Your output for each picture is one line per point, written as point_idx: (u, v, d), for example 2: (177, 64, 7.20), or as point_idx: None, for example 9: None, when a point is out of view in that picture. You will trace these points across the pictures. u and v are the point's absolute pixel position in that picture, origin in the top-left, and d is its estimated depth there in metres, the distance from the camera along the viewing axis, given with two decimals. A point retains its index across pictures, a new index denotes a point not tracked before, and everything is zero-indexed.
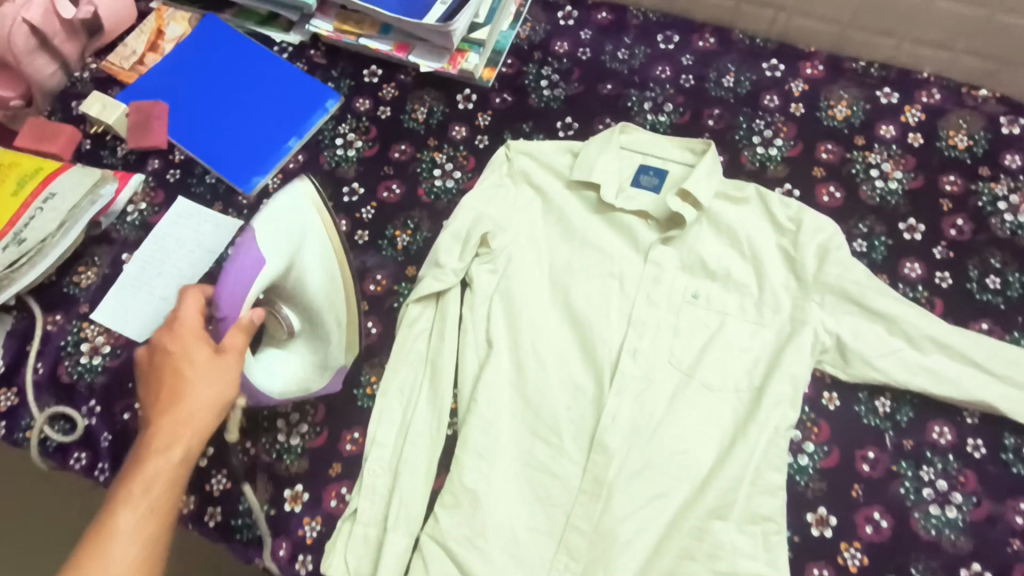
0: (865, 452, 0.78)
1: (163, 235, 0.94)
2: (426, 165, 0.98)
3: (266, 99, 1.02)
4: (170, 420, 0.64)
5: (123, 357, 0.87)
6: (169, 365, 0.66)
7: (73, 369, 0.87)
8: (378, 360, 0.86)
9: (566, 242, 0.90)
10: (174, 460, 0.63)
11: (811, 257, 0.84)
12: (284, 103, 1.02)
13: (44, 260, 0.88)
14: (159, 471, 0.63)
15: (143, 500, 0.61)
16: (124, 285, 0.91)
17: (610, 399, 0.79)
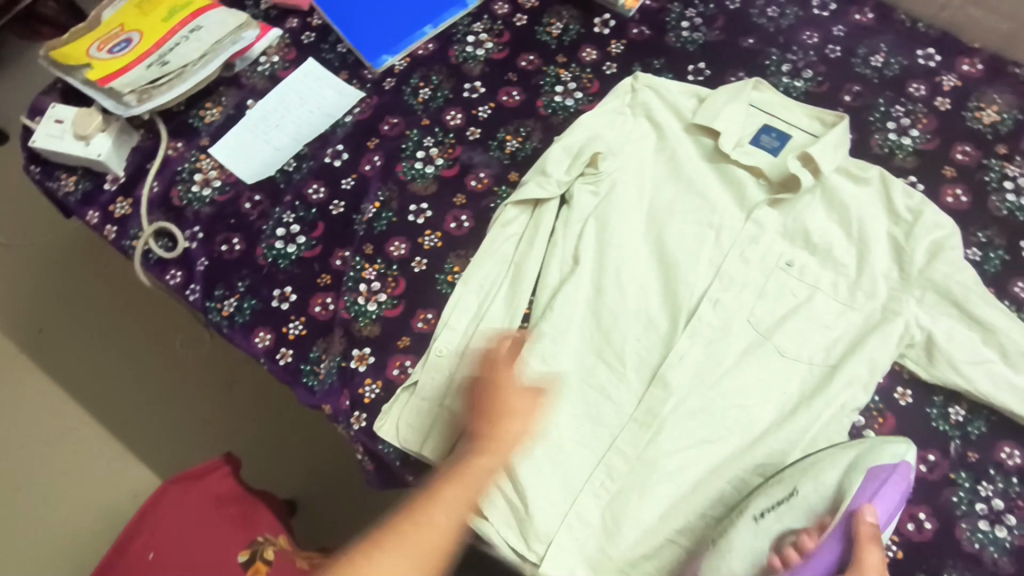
0: (925, 453, 0.76)
1: (287, 91, 0.98)
2: (550, 80, 0.98)
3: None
4: (489, 458, 0.69)
5: (231, 194, 0.92)
6: (490, 410, 0.72)
7: (184, 194, 0.92)
8: (464, 251, 0.88)
9: (671, 183, 0.89)
10: (466, 492, 0.67)
11: (921, 252, 0.81)
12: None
13: (181, 85, 0.93)
14: (450, 504, 0.66)
15: (449, 510, 0.66)
16: (243, 129, 0.96)
17: (682, 340, 0.80)
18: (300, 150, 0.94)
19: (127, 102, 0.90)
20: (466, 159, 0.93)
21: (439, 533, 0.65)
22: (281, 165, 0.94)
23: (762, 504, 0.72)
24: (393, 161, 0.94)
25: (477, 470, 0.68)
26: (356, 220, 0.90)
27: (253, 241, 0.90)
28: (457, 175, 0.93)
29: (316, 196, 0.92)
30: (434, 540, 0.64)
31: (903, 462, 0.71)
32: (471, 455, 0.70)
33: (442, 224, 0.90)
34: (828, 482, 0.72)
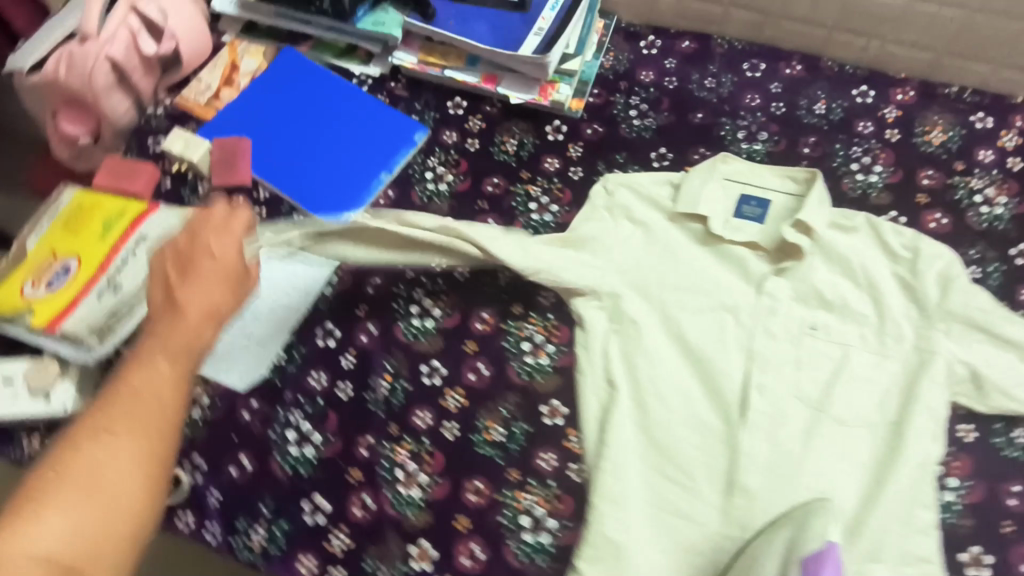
0: (1011, 486, 0.76)
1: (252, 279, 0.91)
2: (522, 200, 0.95)
3: (351, 135, 1.00)
4: (205, 329, 0.66)
5: (224, 408, 0.84)
6: (185, 273, 0.68)
7: None
8: (494, 403, 0.83)
9: (675, 276, 0.88)
10: (179, 370, 0.62)
11: (933, 285, 0.83)
12: (368, 138, 1.00)
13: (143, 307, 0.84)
14: (137, 399, 0.58)
15: (146, 421, 0.58)
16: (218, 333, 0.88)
17: (744, 440, 0.77)
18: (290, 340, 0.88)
19: (91, 346, 0.80)
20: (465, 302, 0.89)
21: (153, 407, 0.59)
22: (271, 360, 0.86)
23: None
24: (389, 324, 0.88)
25: (152, 396, 0.59)
26: (370, 400, 0.83)
27: (264, 455, 0.81)
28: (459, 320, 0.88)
29: (318, 385, 0.85)
30: (116, 457, 0.55)
31: (829, 545, 0.65)
32: (156, 333, 0.64)
33: (461, 379, 0.85)
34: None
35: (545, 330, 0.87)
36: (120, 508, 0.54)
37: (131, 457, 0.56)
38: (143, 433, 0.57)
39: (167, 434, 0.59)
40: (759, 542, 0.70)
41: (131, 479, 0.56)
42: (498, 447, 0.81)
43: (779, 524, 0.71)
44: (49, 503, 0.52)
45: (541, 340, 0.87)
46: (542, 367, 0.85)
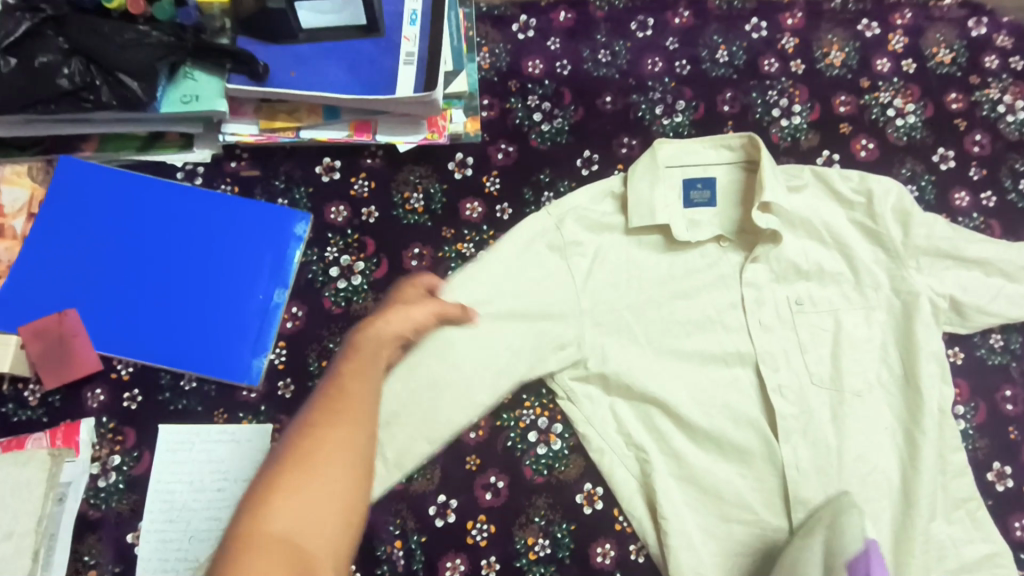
0: (1003, 392, 0.80)
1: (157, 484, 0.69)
2: (457, 263, 0.80)
3: (215, 253, 0.77)
4: (387, 349, 0.58)
5: None
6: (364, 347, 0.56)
7: None
8: (525, 515, 0.73)
9: (655, 299, 0.79)
10: (357, 420, 0.48)
11: (894, 224, 0.82)
12: (237, 251, 0.77)
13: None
14: (354, 392, 0.50)
15: (341, 452, 0.46)
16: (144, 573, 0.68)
17: (785, 451, 0.74)
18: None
19: None
20: (441, 415, 0.72)
21: (352, 421, 0.48)
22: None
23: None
24: None
25: (348, 401, 0.49)
26: (387, 574, 0.71)
27: None
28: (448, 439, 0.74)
29: None
30: (334, 465, 0.45)
31: (870, 542, 0.65)
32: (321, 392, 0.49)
33: (477, 502, 0.73)
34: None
35: (544, 411, 0.76)
36: (328, 528, 0.44)
37: (368, 454, 0.48)
38: (363, 432, 0.48)
39: (373, 421, 0.49)
40: (791, 551, 0.69)
41: (337, 508, 0.45)
42: (548, 561, 0.72)
43: (812, 531, 0.69)
44: (309, 475, 0.45)
45: (546, 423, 0.76)
46: (557, 453, 0.75)
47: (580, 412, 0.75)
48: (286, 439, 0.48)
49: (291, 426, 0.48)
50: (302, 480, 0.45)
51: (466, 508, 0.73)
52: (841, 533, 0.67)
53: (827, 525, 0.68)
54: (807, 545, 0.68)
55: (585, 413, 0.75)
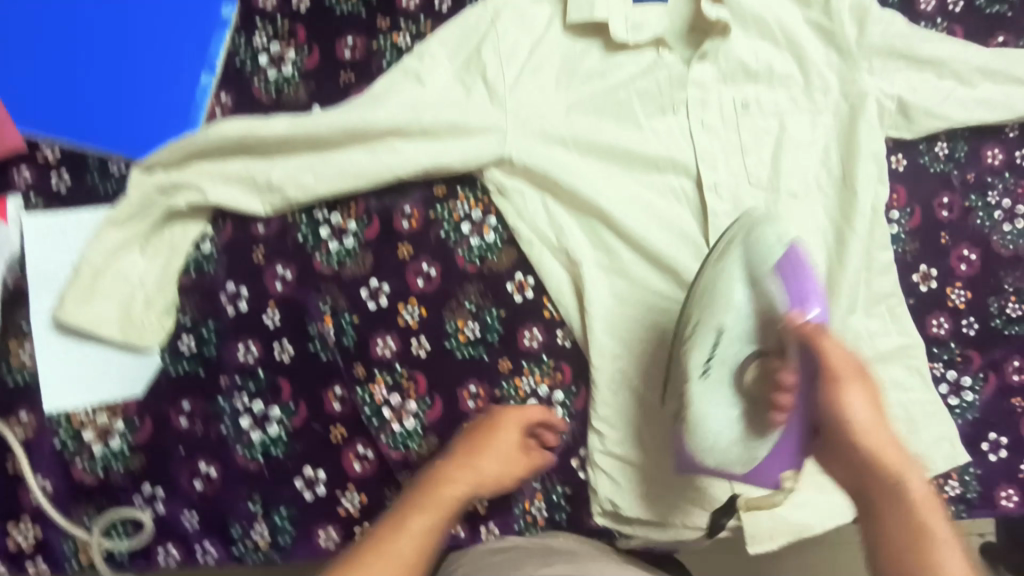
0: (940, 199, 0.81)
1: (99, 266, 0.68)
2: (391, 56, 0.77)
3: (130, 33, 0.74)
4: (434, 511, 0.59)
5: (150, 425, 0.69)
6: (473, 448, 0.66)
7: (91, 465, 0.68)
8: (456, 301, 0.74)
9: (593, 98, 0.77)
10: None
11: (850, 22, 0.78)
12: (155, 32, 0.74)
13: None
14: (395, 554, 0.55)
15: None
16: (82, 343, 0.69)
17: (715, 247, 0.75)
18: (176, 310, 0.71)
19: None
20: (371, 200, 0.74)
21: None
22: (161, 352, 0.70)
23: (701, 356, 0.65)
24: (303, 260, 0.73)
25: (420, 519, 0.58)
26: (319, 349, 0.72)
27: (225, 454, 0.70)
28: (381, 228, 0.74)
29: (250, 358, 0.71)
30: None
31: (791, 246, 0.65)
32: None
33: (409, 288, 0.74)
34: (740, 306, 0.64)
35: (479, 205, 0.76)
36: None
37: None
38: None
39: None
40: (710, 271, 0.68)
41: None
42: (479, 344, 0.74)
43: (727, 250, 0.67)
44: None
45: (480, 216, 0.75)
46: (492, 245, 0.75)
47: (512, 206, 0.75)
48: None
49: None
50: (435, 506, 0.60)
51: (398, 293, 0.74)
52: (756, 244, 0.65)
53: (743, 237, 0.66)
54: (726, 264, 0.66)
55: (519, 208, 0.75)
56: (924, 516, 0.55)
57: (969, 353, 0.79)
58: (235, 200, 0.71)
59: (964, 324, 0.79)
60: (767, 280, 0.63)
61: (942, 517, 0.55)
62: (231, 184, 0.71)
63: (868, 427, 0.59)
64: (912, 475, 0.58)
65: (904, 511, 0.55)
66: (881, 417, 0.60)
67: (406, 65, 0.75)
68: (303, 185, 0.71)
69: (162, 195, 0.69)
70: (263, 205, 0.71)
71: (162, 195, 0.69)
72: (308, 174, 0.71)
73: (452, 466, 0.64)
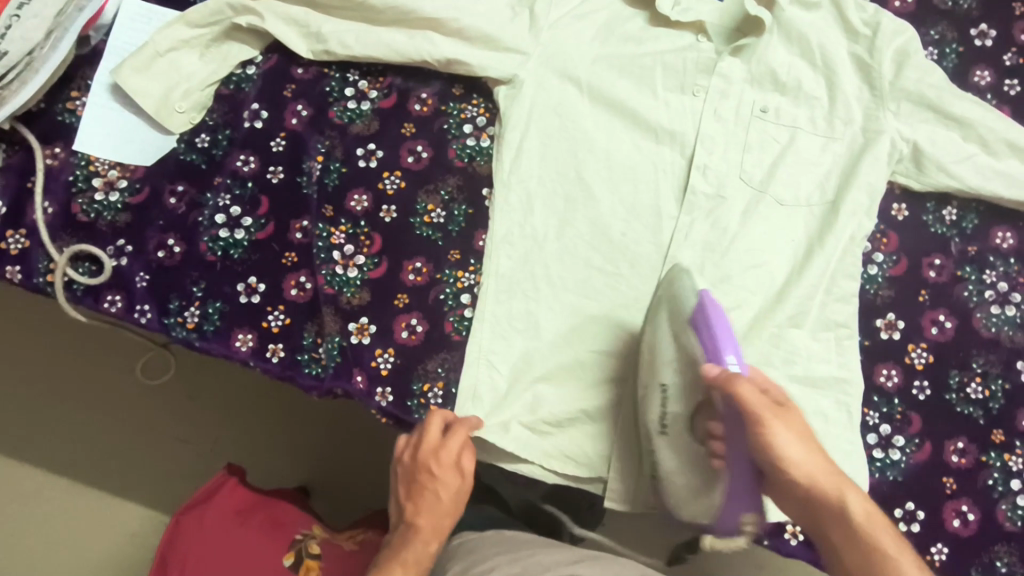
0: (931, 259, 0.79)
1: (161, 50, 0.82)
2: None
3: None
4: None
5: (147, 193, 0.81)
6: (417, 502, 0.68)
7: (88, 207, 0.81)
8: (433, 186, 0.81)
9: (619, 57, 0.82)
10: None
11: (888, 63, 0.80)
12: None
13: (34, 78, 0.79)
14: None
15: None
16: (126, 108, 0.84)
17: (682, 220, 0.77)
18: (206, 112, 0.85)
19: None
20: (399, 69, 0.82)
21: None
22: (179, 140, 0.84)
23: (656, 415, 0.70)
24: (321, 107, 0.84)
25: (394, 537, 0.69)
26: (303, 183, 0.82)
27: (191, 237, 0.80)
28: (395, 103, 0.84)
29: (247, 168, 0.83)
30: None
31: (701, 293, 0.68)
32: None
33: (398, 161, 0.82)
34: (668, 359, 0.69)
35: (486, 113, 0.83)
36: None
37: None
38: None
39: None
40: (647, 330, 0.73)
41: None
42: (437, 229, 0.79)
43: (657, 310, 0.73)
44: None
45: (483, 123, 0.82)
46: (483, 151, 0.81)
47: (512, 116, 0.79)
48: None
49: None
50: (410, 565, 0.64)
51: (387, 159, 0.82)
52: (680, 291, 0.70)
53: (667, 295, 0.72)
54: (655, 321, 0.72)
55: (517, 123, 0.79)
56: (846, 496, 0.59)
57: (911, 416, 0.75)
58: (285, 36, 0.83)
59: (915, 387, 0.75)
60: (688, 330, 0.67)
61: (857, 494, 0.59)
62: (287, 24, 0.83)
63: (792, 443, 0.59)
64: (829, 478, 0.60)
65: (834, 509, 0.59)
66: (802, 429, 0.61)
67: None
68: (343, 43, 0.81)
69: (232, 11, 0.83)
70: (306, 49, 0.84)
71: (232, 11, 0.82)
72: (349, 35, 0.81)
73: (411, 529, 0.67)
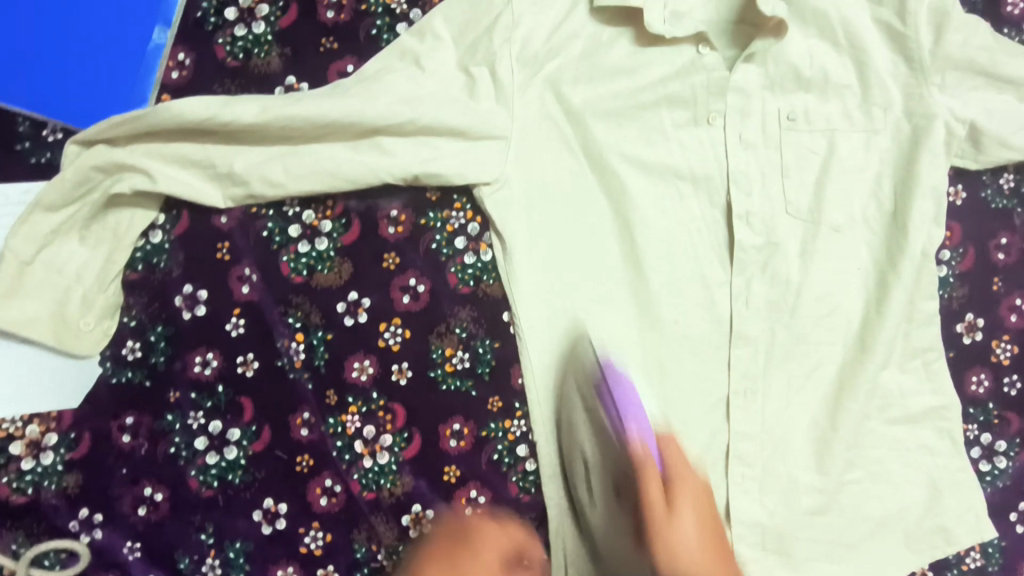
0: (998, 240, 0.71)
1: (26, 257, 0.57)
2: (381, 21, 0.65)
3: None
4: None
5: (90, 440, 0.61)
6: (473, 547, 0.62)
7: (20, 483, 0.60)
8: (445, 325, 0.65)
9: (613, 103, 0.66)
10: None
11: (927, 28, 0.66)
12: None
13: None
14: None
15: None
16: (7, 342, 0.59)
17: (737, 283, 0.66)
18: (121, 310, 0.62)
19: None
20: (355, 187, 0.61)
21: None
22: (103, 359, 0.61)
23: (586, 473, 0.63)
24: (270, 262, 0.63)
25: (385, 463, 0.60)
26: (286, 369, 0.63)
27: (171, 478, 0.61)
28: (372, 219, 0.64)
29: (208, 372, 0.62)
30: None
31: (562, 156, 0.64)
32: None
33: (392, 305, 0.65)
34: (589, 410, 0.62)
35: (477, 217, 0.66)
36: None
37: None
38: None
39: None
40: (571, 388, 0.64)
41: None
42: (466, 376, 0.65)
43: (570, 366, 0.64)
44: None
45: (477, 230, 0.66)
46: (487, 265, 0.66)
47: (562, 231, 0.64)
48: None
49: None
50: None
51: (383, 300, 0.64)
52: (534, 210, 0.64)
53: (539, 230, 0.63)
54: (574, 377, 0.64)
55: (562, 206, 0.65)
56: None
57: (1007, 415, 0.71)
58: (188, 187, 0.59)
59: (1006, 384, 0.71)
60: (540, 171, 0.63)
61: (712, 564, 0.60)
62: (184, 168, 0.59)
63: None
64: None
65: None
66: (693, 514, 0.60)
67: (405, 45, 0.63)
68: (271, 180, 0.60)
69: (103, 174, 0.58)
70: (222, 197, 0.60)
71: (102, 174, 0.58)
72: (277, 168, 0.60)
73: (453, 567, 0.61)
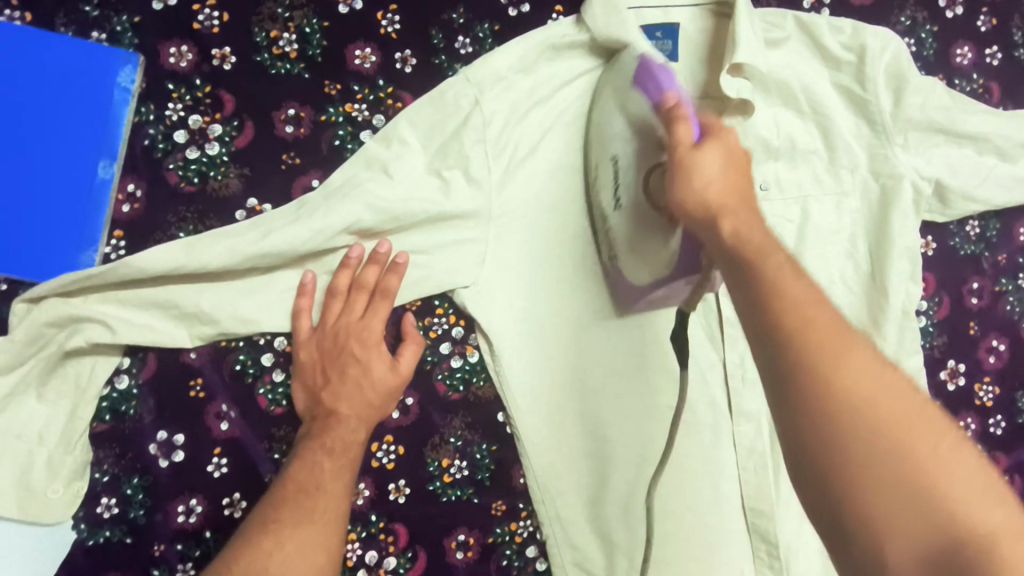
0: (970, 285, 0.73)
1: None
2: (344, 130, 0.63)
3: (31, 101, 0.59)
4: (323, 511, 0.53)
5: None
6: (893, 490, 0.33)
7: None
8: (439, 434, 0.63)
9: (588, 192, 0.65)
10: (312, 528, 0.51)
11: (885, 91, 0.67)
12: (42, 97, 0.59)
13: None
14: (323, 503, 0.53)
15: (320, 512, 0.52)
16: None
17: (731, 360, 0.65)
18: (92, 466, 0.58)
19: None
20: (331, 309, 0.60)
21: (312, 511, 0.52)
22: (76, 521, 0.57)
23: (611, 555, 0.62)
24: (247, 396, 0.60)
25: (328, 501, 0.53)
26: None
27: None
28: (331, 338, 0.59)
29: (193, 519, 0.58)
30: (296, 538, 0.50)
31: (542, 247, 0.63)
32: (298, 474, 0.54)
33: (382, 423, 0.63)
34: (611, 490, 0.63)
35: (460, 319, 0.64)
36: None
37: (323, 552, 0.51)
38: (333, 523, 0.53)
39: (338, 525, 0.53)
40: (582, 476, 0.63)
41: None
42: (466, 484, 0.63)
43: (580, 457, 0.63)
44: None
45: (461, 333, 0.64)
46: (475, 367, 0.64)
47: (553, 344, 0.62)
48: (242, 532, 0.51)
49: (256, 514, 0.52)
50: (262, 556, 0.49)
51: (350, 406, 0.58)
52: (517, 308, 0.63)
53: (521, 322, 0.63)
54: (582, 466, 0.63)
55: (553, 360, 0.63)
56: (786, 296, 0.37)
57: (996, 455, 0.72)
58: (150, 332, 0.56)
59: (991, 425, 0.72)
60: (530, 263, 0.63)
61: None
62: (146, 311, 0.56)
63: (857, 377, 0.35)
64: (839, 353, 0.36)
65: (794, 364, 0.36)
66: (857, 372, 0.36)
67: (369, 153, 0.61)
68: (243, 317, 0.58)
69: (58, 328, 0.55)
70: (188, 337, 0.58)
71: (56, 328, 0.55)
72: (246, 301, 0.58)
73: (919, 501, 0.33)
